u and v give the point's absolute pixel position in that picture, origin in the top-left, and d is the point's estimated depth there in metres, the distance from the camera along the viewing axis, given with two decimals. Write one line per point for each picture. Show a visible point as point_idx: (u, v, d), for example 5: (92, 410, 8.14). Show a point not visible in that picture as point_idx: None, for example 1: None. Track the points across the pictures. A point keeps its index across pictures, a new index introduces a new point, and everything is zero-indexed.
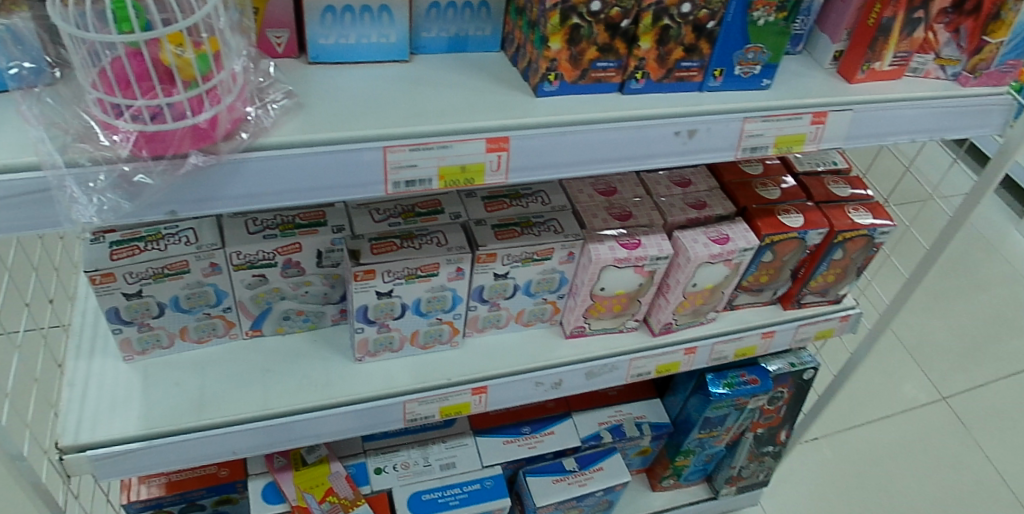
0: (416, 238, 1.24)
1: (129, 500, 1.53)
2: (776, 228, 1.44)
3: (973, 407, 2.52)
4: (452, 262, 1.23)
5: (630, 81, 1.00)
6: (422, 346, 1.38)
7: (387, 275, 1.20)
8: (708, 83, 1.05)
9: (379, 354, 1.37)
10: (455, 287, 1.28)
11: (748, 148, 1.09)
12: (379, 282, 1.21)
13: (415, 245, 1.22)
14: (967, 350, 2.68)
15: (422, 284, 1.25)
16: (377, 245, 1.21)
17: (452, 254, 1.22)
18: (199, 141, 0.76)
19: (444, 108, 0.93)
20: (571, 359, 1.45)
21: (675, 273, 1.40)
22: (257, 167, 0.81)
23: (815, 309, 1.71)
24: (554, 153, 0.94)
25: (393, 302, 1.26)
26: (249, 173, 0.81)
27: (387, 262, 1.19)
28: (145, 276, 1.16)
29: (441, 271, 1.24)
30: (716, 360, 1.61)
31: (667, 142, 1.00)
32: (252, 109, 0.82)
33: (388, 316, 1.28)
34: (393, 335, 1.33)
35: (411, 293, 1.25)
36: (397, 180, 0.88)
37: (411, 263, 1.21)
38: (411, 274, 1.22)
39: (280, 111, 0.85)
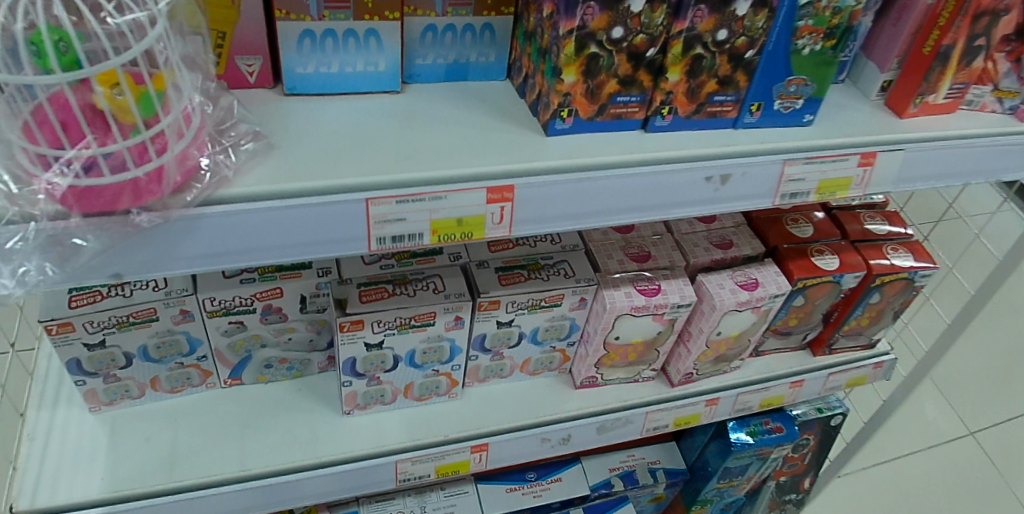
0: (410, 283, 1.11)
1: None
2: (810, 271, 1.31)
3: (1002, 444, 2.36)
4: (450, 311, 1.10)
5: (655, 117, 0.87)
6: (417, 399, 1.25)
7: (377, 326, 1.08)
8: (744, 119, 0.93)
9: (370, 407, 1.24)
10: (454, 337, 1.15)
11: (787, 194, 0.96)
12: (369, 333, 1.08)
13: (409, 291, 1.09)
14: (995, 382, 2.53)
15: (417, 333, 1.12)
16: (367, 291, 1.08)
17: (451, 302, 1.09)
18: (138, 198, 0.64)
19: (439, 150, 0.80)
20: (581, 412, 1.32)
21: (698, 321, 1.27)
22: (215, 224, 0.69)
23: (847, 354, 1.57)
24: (567, 203, 0.82)
25: (384, 354, 1.13)
26: (205, 231, 0.69)
27: (378, 311, 1.06)
28: (108, 325, 1.04)
29: (438, 321, 1.11)
30: (740, 411, 1.48)
31: (695, 188, 0.88)
32: (210, 155, 0.70)
33: (379, 369, 1.15)
34: (384, 388, 1.20)
35: (405, 344, 1.13)
36: (383, 235, 0.76)
37: (405, 312, 1.08)
38: (404, 324, 1.09)
39: (245, 156, 0.73)
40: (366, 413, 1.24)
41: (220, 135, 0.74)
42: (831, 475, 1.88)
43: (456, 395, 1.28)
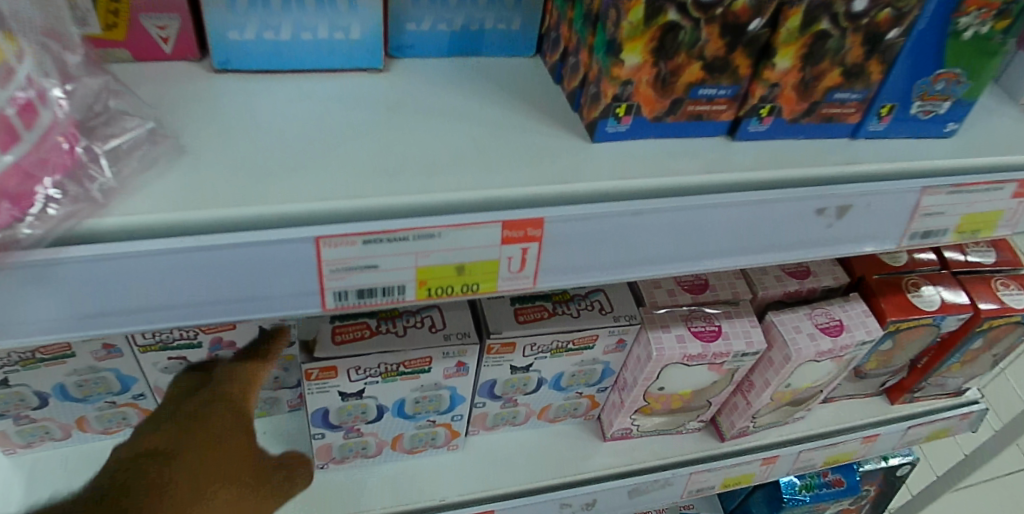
0: (400, 317, 0.86)
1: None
2: (906, 312, 1.05)
3: None
4: (450, 357, 0.85)
5: (750, 119, 0.61)
6: (407, 451, 1.01)
7: (355, 373, 0.83)
8: (868, 126, 0.67)
9: (349, 460, 0.99)
10: (454, 385, 0.90)
11: (918, 233, 0.71)
12: (344, 381, 0.84)
13: (398, 330, 0.84)
14: None
15: (407, 382, 0.87)
16: (343, 328, 0.83)
17: (451, 345, 0.84)
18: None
19: (428, 160, 0.56)
20: (608, 472, 1.07)
21: (763, 370, 1.01)
22: (79, 273, 0.46)
23: (931, 404, 1.30)
24: (614, 245, 0.57)
25: (367, 403, 0.88)
26: (67, 283, 0.46)
27: (356, 357, 0.81)
28: (9, 363, 0.79)
29: (435, 367, 0.86)
30: (800, 468, 1.23)
31: (802, 225, 0.63)
32: (70, 168, 0.47)
33: (358, 420, 0.91)
34: (366, 440, 0.96)
35: (391, 393, 0.88)
36: (344, 289, 0.53)
37: (390, 357, 0.83)
38: (391, 370, 0.85)
39: (130, 168, 0.50)
40: (344, 467, 1.00)
41: (89, 134, 0.50)
42: None
43: (457, 446, 1.04)
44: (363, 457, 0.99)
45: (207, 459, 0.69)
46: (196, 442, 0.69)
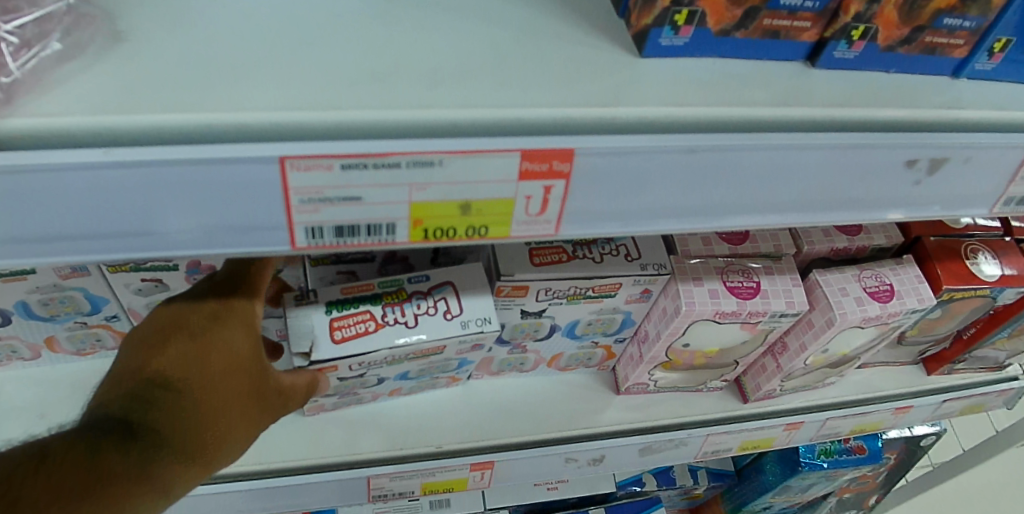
0: (409, 300, 0.75)
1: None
2: (963, 280, 0.94)
3: None
4: (467, 342, 0.76)
5: (836, 43, 0.50)
6: (405, 393, 0.94)
7: (358, 365, 0.75)
8: (975, 63, 0.55)
9: (340, 410, 0.92)
10: (465, 357, 0.82)
11: (1014, 199, 0.59)
12: (343, 370, 0.75)
13: (407, 320, 0.74)
14: None
15: (415, 361, 0.79)
16: (342, 321, 0.72)
17: (469, 337, 0.74)
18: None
19: (433, 66, 0.45)
20: (619, 429, 1.00)
21: (801, 332, 0.91)
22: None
23: (970, 377, 1.21)
24: (653, 188, 0.47)
25: (366, 378, 0.80)
26: None
27: (360, 359, 0.72)
28: None
29: (448, 349, 0.77)
30: (824, 436, 1.14)
31: (885, 179, 0.53)
32: None
33: (357, 387, 0.83)
34: (362, 395, 0.89)
35: (393, 369, 0.80)
36: (319, 224, 0.44)
37: (398, 352, 0.74)
38: (398, 358, 0.76)
39: (46, 55, 0.40)
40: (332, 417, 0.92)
41: None
42: (905, 497, 1.57)
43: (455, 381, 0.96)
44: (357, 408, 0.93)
45: (221, 386, 0.55)
46: (203, 373, 0.54)
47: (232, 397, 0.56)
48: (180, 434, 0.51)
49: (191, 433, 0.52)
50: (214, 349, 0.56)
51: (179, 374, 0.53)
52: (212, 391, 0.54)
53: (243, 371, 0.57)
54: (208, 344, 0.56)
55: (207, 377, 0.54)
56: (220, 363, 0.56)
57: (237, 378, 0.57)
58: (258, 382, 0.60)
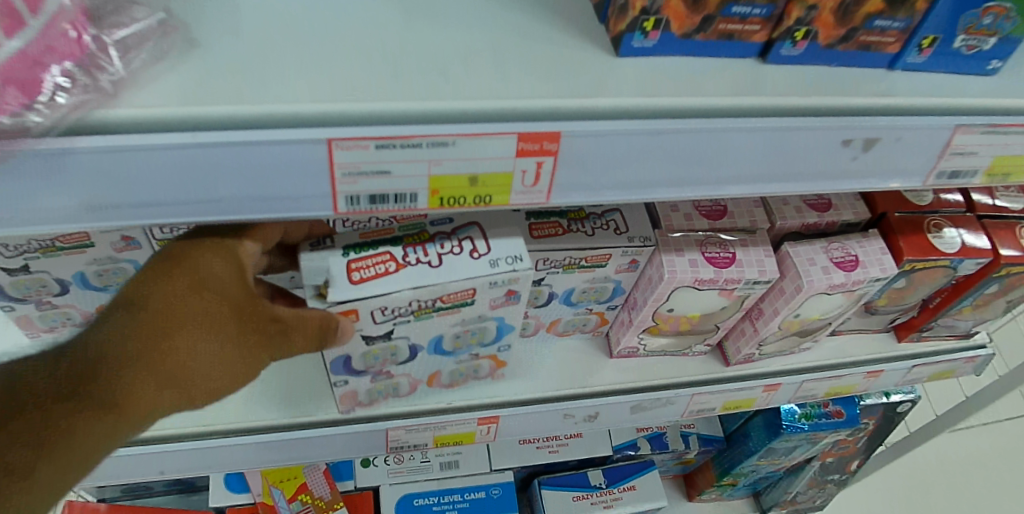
0: (431, 243, 0.79)
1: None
2: (924, 252, 1.03)
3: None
4: (501, 288, 0.79)
5: (782, 43, 0.60)
6: (445, 384, 1.01)
7: (383, 312, 0.77)
8: (907, 57, 0.64)
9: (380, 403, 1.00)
10: (499, 318, 0.85)
11: (946, 172, 0.68)
12: (368, 320, 0.78)
13: (431, 260, 0.77)
14: None
15: (446, 315, 0.82)
16: (359, 260, 0.76)
17: (500, 275, 0.77)
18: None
19: (447, 67, 0.55)
20: (611, 388, 1.10)
21: (774, 299, 1.01)
22: (81, 165, 0.47)
23: (938, 344, 1.30)
24: (631, 163, 0.57)
25: (397, 344, 0.85)
26: (73, 174, 0.47)
27: (384, 296, 0.75)
28: (29, 249, 0.81)
29: (479, 298, 0.80)
30: (801, 398, 1.24)
31: (828, 155, 0.62)
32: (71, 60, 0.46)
33: (386, 363, 0.89)
34: (397, 381, 0.95)
35: (421, 330, 0.83)
36: (355, 193, 0.54)
37: (425, 295, 0.77)
38: (426, 305, 0.78)
39: (140, 59, 0.50)
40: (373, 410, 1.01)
41: (96, 22, 0.50)
42: (885, 461, 1.67)
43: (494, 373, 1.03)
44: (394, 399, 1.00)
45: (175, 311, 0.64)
46: (160, 300, 0.64)
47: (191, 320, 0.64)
48: (129, 356, 0.61)
49: (139, 356, 0.61)
50: (176, 282, 0.65)
51: (137, 304, 0.63)
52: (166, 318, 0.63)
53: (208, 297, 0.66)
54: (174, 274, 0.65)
55: (159, 306, 0.63)
56: (179, 292, 0.64)
57: (202, 309, 0.65)
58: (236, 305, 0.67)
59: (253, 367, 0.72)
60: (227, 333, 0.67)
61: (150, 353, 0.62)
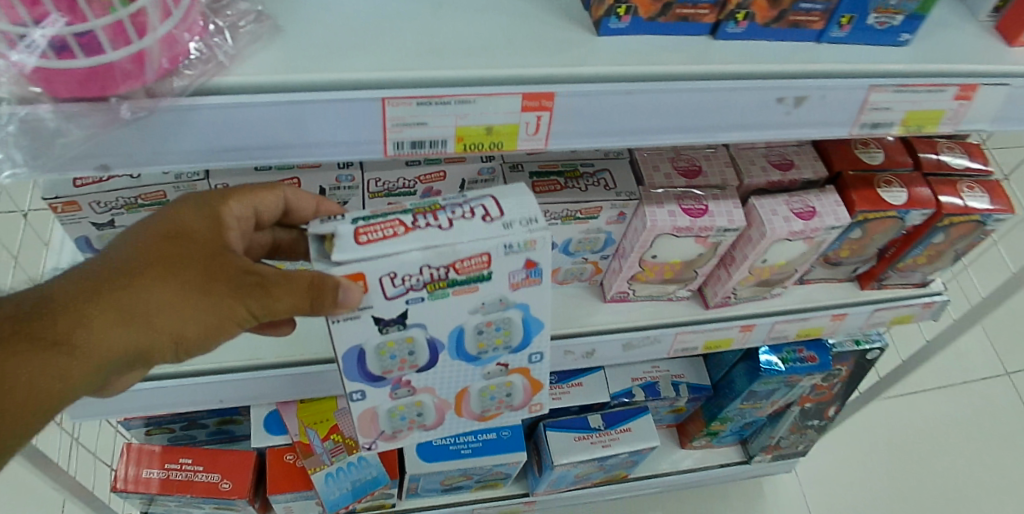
0: (444, 211, 0.75)
1: (117, 489, 1.42)
2: (874, 205, 1.19)
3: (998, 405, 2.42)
4: (519, 256, 0.74)
5: (727, 23, 0.76)
6: (475, 413, 0.95)
7: (395, 280, 0.73)
8: (830, 33, 0.80)
9: (405, 433, 0.95)
10: (520, 303, 0.79)
11: (867, 124, 0.84)
12: (380, 294, 0.74)
13: (442, 225, 0.73)
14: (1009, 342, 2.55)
15: (464, 293, 0.76)
16: (369, 227, 0.73)
17: (515, 236, 0.73)
18: (113, 84, 0.58)
19: (471, 45, 0.71)
20: (605, 328, 1.27)
21: (744, 246, 1.18)
22: (202, 117, 0.63)
23: (897, 291, 1.46)
24: (611, 117, 0.74)
25: (415, 337, 0.79)
26: (197, 125, 0.64)
27: (391, 256, 0.71)
28: (116, 206, 0.98)
29: (497, 269, 0.75)
30: (775, 339, 1.40)
31: (766, 111, 0.78)
32: (199, 40, 0.63)
33: (406, 369, 0.84)
34: (421, 399, 0.90)
35: (438, 318, 0.78)
36: (401, 140, 0.71)
37: (436, 259, 0.72)
38: (440, 275, 0.74)
39: (240, 39, 0.67)
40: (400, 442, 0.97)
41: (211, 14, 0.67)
42: (859, 406, 1.83)
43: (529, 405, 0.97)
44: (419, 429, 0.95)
45: (136, 256, 0.73)
46: (129, 250, 0.74)
47: (148, 264, 0.73)
48: (88, 292, 0.71)
49: (94, 292, 0.71)
50: (147, 236, 0.75)
51: (111, 256, 0.74)
52: (128, 262, 0.73)
53: (170, 246, 0.74)
54: (150, 229, 0.76)
55: (124, 256, 0.73)
56: (146, 243, 0.74)
57: (157, 256, 0.74)
58: (200, 254, 0.75)
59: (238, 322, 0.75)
60: (190, 290, 0.73)
61: (105, 289, 0.71)
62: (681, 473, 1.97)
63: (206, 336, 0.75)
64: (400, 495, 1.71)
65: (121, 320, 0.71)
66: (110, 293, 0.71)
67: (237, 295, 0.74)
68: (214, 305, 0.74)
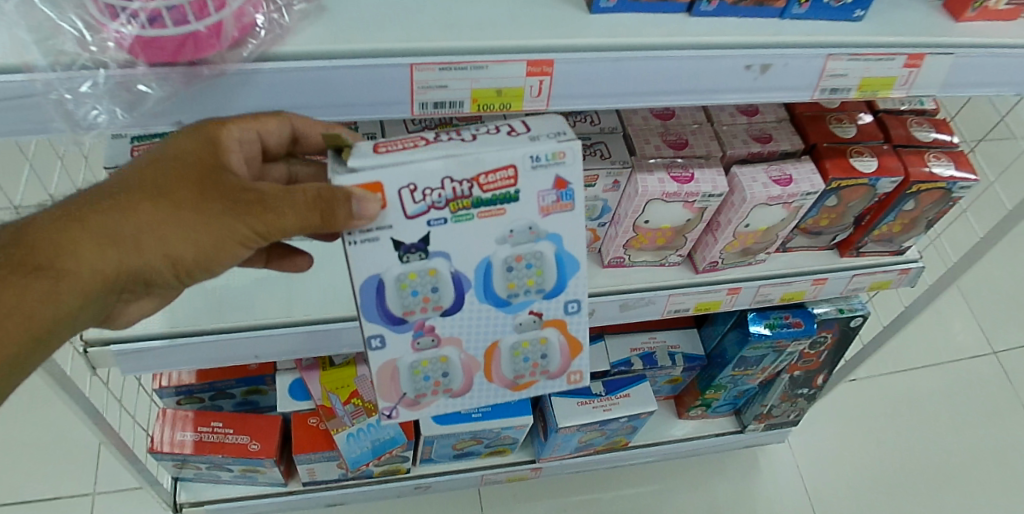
0: (467, 134, 0.80)
1: (156, 450, 1.54)
2: (845, 172, 1.31)
3: (988, 378, 2.49)
4: (549, 170, 0.78)
5: (700, 2, 0.88)
6: (506, 378, 0.94)
7: (416, 195, 0.77)
8: (792, 10, 0.92)
9: (430, 399, 0.94)
10: (550, 229, 0.83)
11: (827, 89, 0.97)
12: (401, 210, 0.77)
13: (465, 141, 0.78)
14: (998, 319, 2.64)
15: (488, 213, 0.80)
16: (390, 144, 0.78)
17: (540, 148, 0.77)
18: (199, 50, 0.73)
19: (484, 21, 0.84)
20: (603, 290, 1.39)
21: (727, 211, 1.30)
22: (263, 80, 0.79)
23: (876, 259, 1.57)
24: (603, 82, 0.87)
25: (438, 269, 0.82)
26: (261, 85, 0.80)
27: (412, 166, 0.75)
28: None
29: (521, 187, 0.78)
30: (760, 302, 1.52)
31: (735, 77, 0.91)
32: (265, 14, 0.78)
33: (429, 311, 0.86)
34: (445, 357, 0.89)
35: (464, 242, 0.81)
36: (426, 100, 0.84)
37: (457, 171, 0.76)
38: (464, 191, 0.77)
39: (293, 15, 0.81)
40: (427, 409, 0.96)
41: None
42: (845, 373, 1.94)
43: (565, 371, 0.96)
44: (445, 393, 0.93)
45: (124, 187, 0.80)
46: (119, 181, 0.80)
47: (136, 192, 0.79)
48: (74, 219, 0.78)
49: (83, 219, 0.78)
50: (139, 168, 0.81)
51: (103, 187, 0.81)
52: (117, 191, 0.79)
53: (160, 174, 0.80)
54: (143, 162, 0.81)
55: (115, 186, 0.80)
56: (138, 174, 0.80)
57: (145, 184, 0.79)
58: (191, 180, 0.80)
59: (240, 239, 0.79)
60: (179, 211, 0.79)
61: (92, 216, 0.78)
62: (678, 441, 2.09)
63: (201, 256, 0.81)
64: (415, 461, 1.84)
65: (109, 243, 0.78)
66: (97, 219, 0.78)
67: (231, 212, 0.79)
68: (208, 225, 0.79)
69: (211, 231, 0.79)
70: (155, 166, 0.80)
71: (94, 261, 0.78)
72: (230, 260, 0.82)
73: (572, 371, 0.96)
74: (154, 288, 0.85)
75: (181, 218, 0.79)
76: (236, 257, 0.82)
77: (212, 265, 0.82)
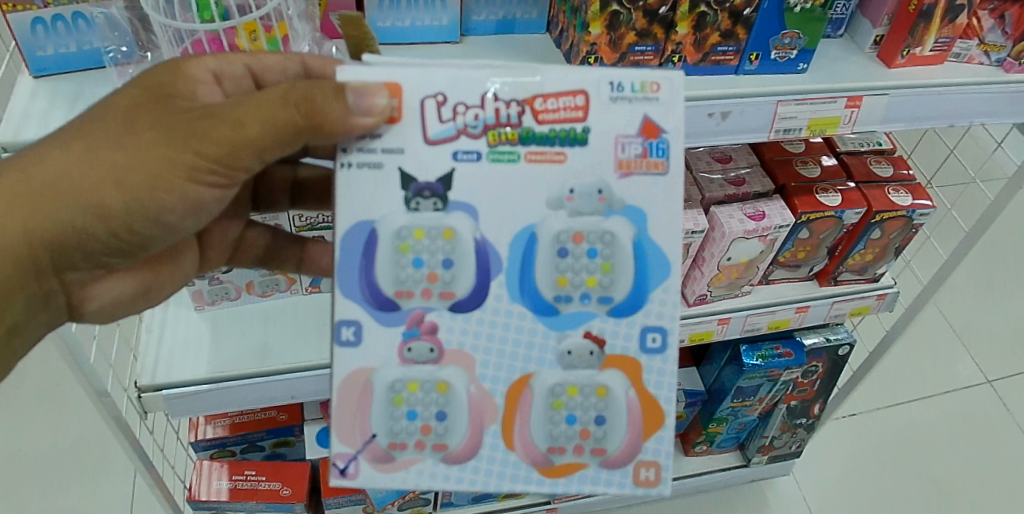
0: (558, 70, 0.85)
1: (194, 498, 1.64)
2: (813, 207, 1.47)
3: (986, 407, 2.56)
4: (636, 107, 0.82)
5: (667, 64, 1.08)
6: (544, 451, 0.88)
7: (445, 112, 0.81)
8: (745, 67, 1.11)
9: (408, 454, 0.88)
10: (625, 193, 0.84)
11: (780, 129, 1.13)
12: (421, 131, 0.81)
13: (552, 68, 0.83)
14: (990, 350, 2.74)
15: (543, 151, 0.82)
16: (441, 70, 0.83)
17: (630, 78, 0.81)
18: None
19: None
20: None
21: (711, 246, 1.46)
22: None
23: (852, 287, 1.70)
24: None
25: (448, 226, 0.84)
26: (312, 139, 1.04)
27: (451, 86, 0.80)
28: None
29: (590, 121, 0.82)
30: (749, 331, 1.66)
31: (697, 121, 1.07)
32: None
33: (429, 294, 0.86)
34: (448, 383, 0.87)
35: (508, 183, 0.83)
36: None
37: (510, 94, 0.80)
38: (519, 117, 0.81)
39: None
40: (399, 473, 0.88)
41: None
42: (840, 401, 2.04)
43: (629, 460, 0.90)
44: (439, 456, 0.88)
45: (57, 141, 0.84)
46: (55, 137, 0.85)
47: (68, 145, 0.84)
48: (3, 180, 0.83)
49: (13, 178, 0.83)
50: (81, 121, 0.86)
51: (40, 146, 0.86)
52: (50, 146, 0.84)
53: (100, 121, 0.84)
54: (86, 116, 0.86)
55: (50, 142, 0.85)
56: (78, 126, 0.85)
57: (81, 135, 0.84)
58: (138, 116, 0.84)
59: (194, 159, 0.81)
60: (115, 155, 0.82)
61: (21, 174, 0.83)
62: (686, 477, 2.18)
63: (142, 197, 0.84)
64: (435, 505, 1.93)
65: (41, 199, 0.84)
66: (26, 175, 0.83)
67: (175, 141, 0.82)
68: (150, 160, 0.82)
69: (149, 166, 0.82)
70: (96, 115, 0.85)
71: (25, 215, 0.84)
72: (175, 199, 0.85)
73: (642, 463, 0.90)
74: (99, 242, 0.89)
75: (116, 157, 0.83)
76: (184, 191, 0.85)
77: (154, 204, 0.85)
